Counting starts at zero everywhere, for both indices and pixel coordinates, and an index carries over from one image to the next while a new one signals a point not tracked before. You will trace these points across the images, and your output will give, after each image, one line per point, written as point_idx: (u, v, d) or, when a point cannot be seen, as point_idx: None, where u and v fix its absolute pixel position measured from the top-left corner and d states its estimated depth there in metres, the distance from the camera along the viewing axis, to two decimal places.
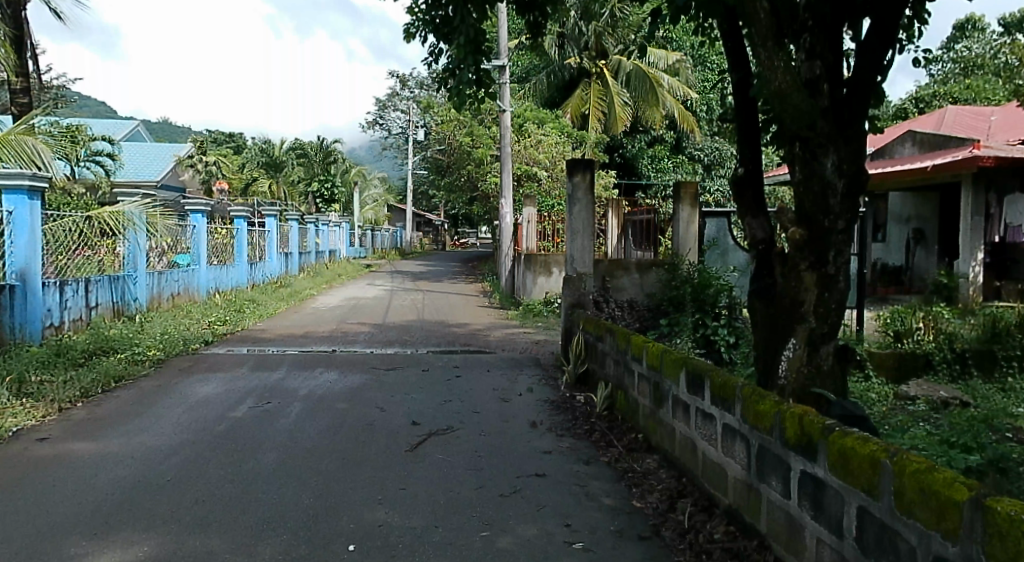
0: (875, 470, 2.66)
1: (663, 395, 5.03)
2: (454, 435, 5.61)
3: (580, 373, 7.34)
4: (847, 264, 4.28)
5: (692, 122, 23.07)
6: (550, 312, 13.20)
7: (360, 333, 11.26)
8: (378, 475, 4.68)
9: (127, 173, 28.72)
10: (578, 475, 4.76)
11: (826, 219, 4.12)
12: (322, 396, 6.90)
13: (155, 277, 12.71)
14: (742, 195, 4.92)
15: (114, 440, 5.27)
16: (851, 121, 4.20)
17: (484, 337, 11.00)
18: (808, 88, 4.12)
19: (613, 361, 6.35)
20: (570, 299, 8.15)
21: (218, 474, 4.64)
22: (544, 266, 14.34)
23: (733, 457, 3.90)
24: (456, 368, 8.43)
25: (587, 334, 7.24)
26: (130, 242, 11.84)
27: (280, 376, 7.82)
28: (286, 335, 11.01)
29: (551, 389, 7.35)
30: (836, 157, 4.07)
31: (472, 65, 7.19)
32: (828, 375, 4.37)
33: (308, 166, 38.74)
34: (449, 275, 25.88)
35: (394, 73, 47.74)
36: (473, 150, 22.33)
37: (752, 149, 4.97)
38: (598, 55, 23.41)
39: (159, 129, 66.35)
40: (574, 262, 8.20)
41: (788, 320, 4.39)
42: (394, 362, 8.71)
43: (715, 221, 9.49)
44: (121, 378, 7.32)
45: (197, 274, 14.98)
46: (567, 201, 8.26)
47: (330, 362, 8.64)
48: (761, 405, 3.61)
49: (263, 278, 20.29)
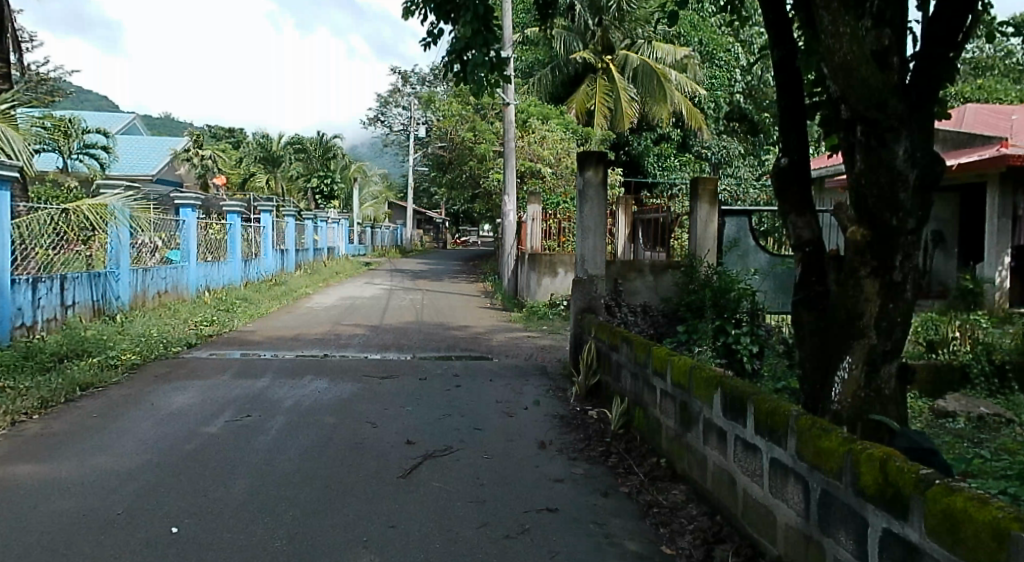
0: (1002, 544, 2.03)
1: (691, 416, 4.43)
2: (453, 459, 4.98)
3: (591, 386, 6.73)
4: (916, 269, 3.64)
5: (699, 120, 22.39)
6: (556, 315, 12.57)
7: (354, 336, 10.63)
8: (364, 509, 4.05)
9: (122, 167, 28.09)
10: (596, 509, 4.13)
11: (893, 217, 3.48)
12: (308, 408, 6.27)
13: (139, 274, 12.05)
14: (786, 189, 4.28)
15: (65, 463, 4.63)
16: (921, 103, 3.59)
17: (485, 341, 10.35)
18: (876, 61, 3.41)
19: (629, 374, 5.76)
20: (579, 303, 7.55)
21: (179, 507, 4.01)
22: (549, 266, 13.69)
23: (784, 500, 3.27)
24: (456, 376, 7.80)
25: (600, 341, 6.64)
26: (113, 236, 11.18)
27: (265, 384, 7.18)
28: (276, 337, 10.38)
29: (559, 402, 6.72)
30: (908, 144, 3.42)
31: (481, 45, 6.58)
32: (889, 400, 3.74)
33: (307, 161, 37.59)
34: (449, 274, 25.21)
35: (396, 70, 47.06)
36: (476, 145, 21.66)
37: (798, 135, 4.31)
38: (605, 50, 22.86)
39: (158, 124, 65.77)
40: (585, 262, 7.56)
41: (843, 335, 3.77)
42: (390, 369, 8.08)
43: (735, 220, 8.79)
44: (89, 386, 6.69)
45: (186, 272, 14.33)
46: (577, 198, 7.60)
47: (320, 369, 8.01)
48: (825, 442, 2.97)
49: (258, 276, 19.65)
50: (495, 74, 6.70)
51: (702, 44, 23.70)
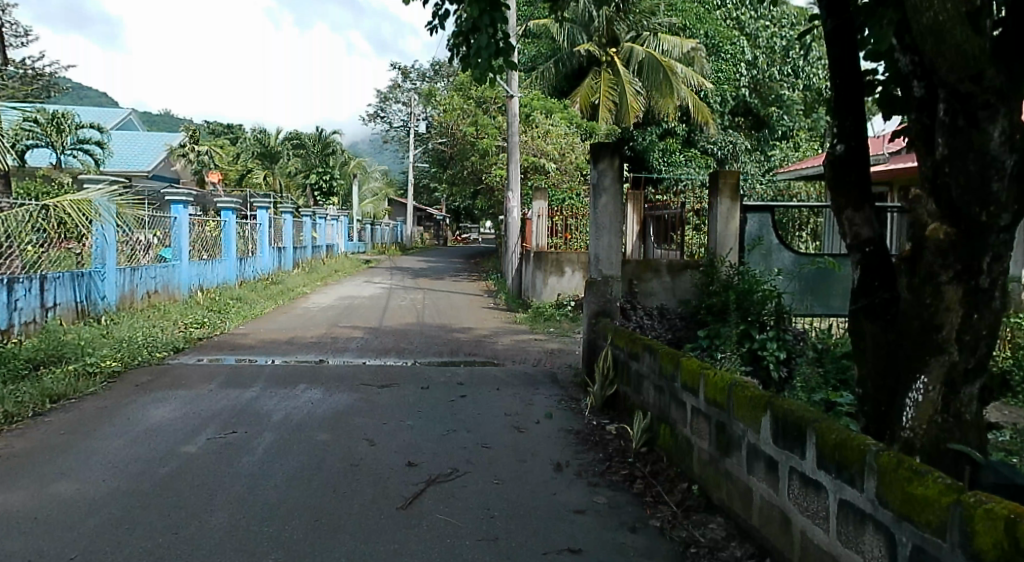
0: None
1: (731, 439, 3.90)
2: (458, 485, 4.45)
3: (608, 397, 6.22)
4: (1007, 273, 3.08)
5: (706, 114, 21.85)
6: (563, 317, 12.02)
7: (351, 339, 10.08)
8: (357, 552, 3.50)
9: (117, 163, 27.52)
10: (625, 551, 3.59)
11: (983, 211, 2.92)
12: (299, 423, 5.72)
13: (127, 274, 11.50)
14: (841, 180, 3.73)
15: (20, 492, 4.09)
16: (1017, 75, 3.02)
17: (490, 345, 9.80)
18: (969, 24, 2.86)
19: (653, 386, 5.23)
20: (593, 306, 6.97)
21: (145, 549, 3.47)
22: (555, 265, 13.16)
23: (860, 553, 2.73)
24: (460, 385, 7.25)
25: (617, 349, 6.12)
26: (98, 234, 10.70)
27: (254, 395, 6.64)
28: (269, 341, 9.82)
29: (573, 414, 6.20)
30: (1007, 124, 2.86)
31: (489, 27, 6.00)
32: (971, 427, 3.19)
33: (305, 157, 36.84)
34: (450, 273, 24.69)
35: (395, 66, 46.36)
36: (478, 140, 21.03)
37: (856, 118, 3.76)
38: (609, 42, 22.26)
39: (155, 120, 65.07)
40: (599, 263, 7.03)
41: (916, 350, 3.22)
42: (389, 377, 7.53)
43: (757, 216, 8.12)
44: (60, 398, 6.14)
45: (178, 271, 13.77)
46: (591, 193, 7.04)
47: (315, 377, 7.45)
48: (919, 488, 2.42)
49: (254, 275, 19.10)
50: (499, 59, 6.21)
51: (708, 37, 22.98)
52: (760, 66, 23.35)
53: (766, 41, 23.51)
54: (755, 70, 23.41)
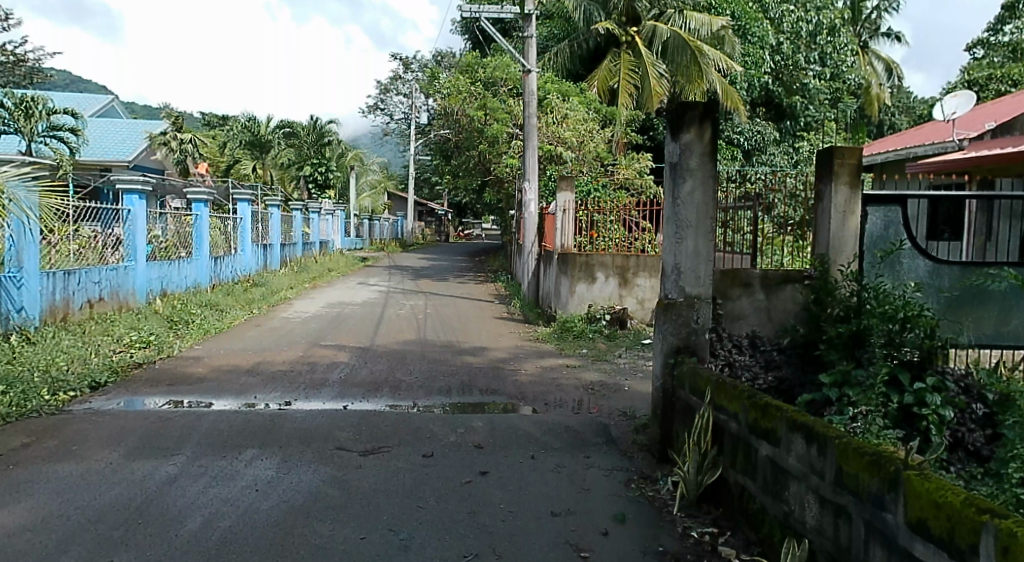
0: None
1: None
2: None
3: (709, 486, 4.07)
4: None
5: (736, 100, 19.22)
6: (597, 334, 9.87)
7: (332, 368, 7.83)
8: None
9: (94, 151, 25.15)
10: None
11: None
12: (224, 542, 3.53)
13: (57, 279, 9.26)
14: None
15: None
16: None
17: (510, 376, 7.54)
18: None
19: (820, 495, 3.06)
20: (672, 341, 4.87)
21: None
22: (584, 270, 10.95)
23: None
24: (478, 450, 5.07)
25: (726, 413, 3.96)
26: (10, 232, 8.48)
27: (172, 474, 4.42)
28: (224, 370, 7.58)
29: (657, 513, 4.05)
30: None
31: None
32: None
33: (298, 148, 34.41)
34: (455, 272, 22.52)
35: (395, 55, 43.98)
36: (485, 126, 18.74)
37: None
38: (628, 20, 19.97)
39: (144, 110, 62.30)
40: (679, 276, 4.84)
41: None
42: (379, 434, 5.34)
43: (883, 211, 5.90)
44: None
45: (132, 274, 11.52)
46: (669, 173, 4.83)
47: (272, 435, 5.27)
48: None
49: (233, 276, 16.83)
50: None
51: (733, 18, 20.15)
52: (784, 52, 21.00)
53: (790, 25, 21.27)
54: (778, 56, 21.06)
